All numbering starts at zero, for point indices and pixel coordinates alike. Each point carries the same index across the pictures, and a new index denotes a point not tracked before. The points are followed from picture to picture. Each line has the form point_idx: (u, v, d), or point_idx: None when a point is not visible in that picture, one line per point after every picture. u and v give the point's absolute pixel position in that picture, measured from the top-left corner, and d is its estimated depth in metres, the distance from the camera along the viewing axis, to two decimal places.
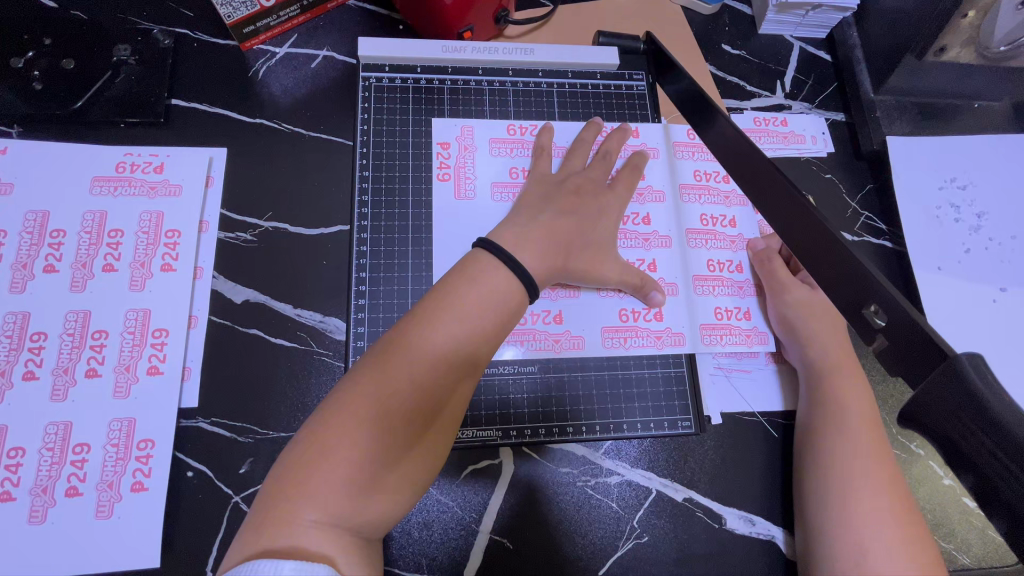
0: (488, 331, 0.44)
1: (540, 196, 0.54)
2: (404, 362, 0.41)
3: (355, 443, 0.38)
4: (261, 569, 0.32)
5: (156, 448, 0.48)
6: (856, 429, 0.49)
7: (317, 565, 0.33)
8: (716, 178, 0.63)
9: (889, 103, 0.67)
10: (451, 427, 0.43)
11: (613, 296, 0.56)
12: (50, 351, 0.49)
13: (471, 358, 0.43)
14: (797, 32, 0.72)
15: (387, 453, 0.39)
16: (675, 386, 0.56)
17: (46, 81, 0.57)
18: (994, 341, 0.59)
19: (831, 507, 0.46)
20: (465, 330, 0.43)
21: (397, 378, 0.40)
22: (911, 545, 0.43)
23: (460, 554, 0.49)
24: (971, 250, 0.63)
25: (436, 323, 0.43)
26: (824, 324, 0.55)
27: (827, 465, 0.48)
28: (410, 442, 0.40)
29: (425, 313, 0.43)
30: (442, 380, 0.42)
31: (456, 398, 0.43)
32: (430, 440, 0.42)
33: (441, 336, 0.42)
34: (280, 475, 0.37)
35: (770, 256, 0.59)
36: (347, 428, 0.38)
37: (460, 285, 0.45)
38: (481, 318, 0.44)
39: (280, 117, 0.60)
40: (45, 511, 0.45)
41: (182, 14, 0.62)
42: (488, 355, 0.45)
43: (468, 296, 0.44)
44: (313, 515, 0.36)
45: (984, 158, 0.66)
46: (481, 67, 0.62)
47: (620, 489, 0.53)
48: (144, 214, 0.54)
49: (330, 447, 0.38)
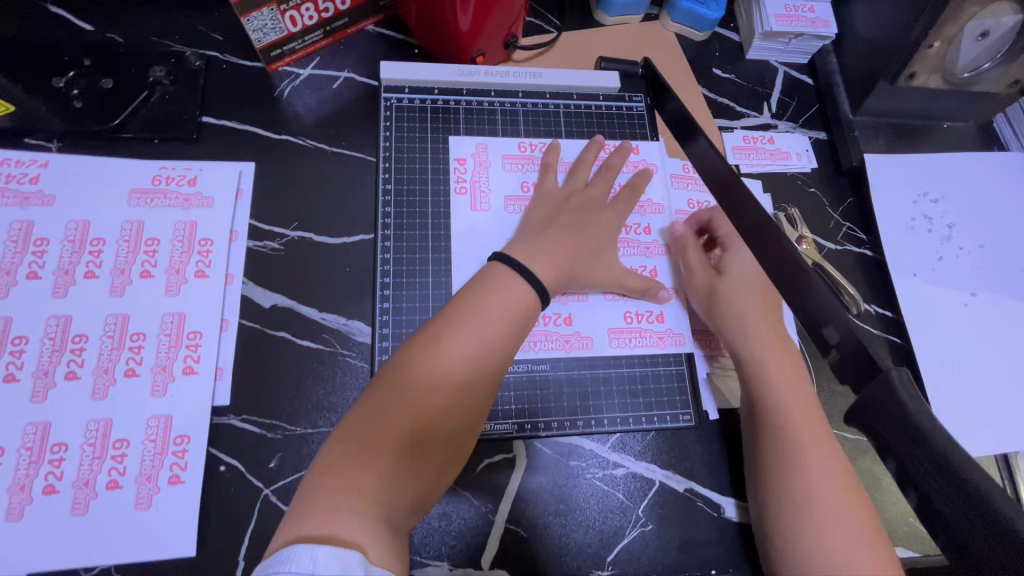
0: (509, 333, 0.49)
1: (551, 209, 0.59)
2: (433, 362, 0.46)
3: (391, 432, 0.43)
4: (300, 554, 0.35)
5: (191, 443, 0.51)
6: (774, 391, 0.53)
7: (349, 554, 0.35)
8: (708, 209, 0.68)
9: (866, 123, 0.73)
10: (473, 422, 0.47)
11: (619, 301, 0.61)
12: (91, 352, 0.52)
13: (491, 359, 0.48)
14: (782, 58, 0.78)
15: (416, 441, 0.43)
16: (677, 383, 0.60)
17: (86, 99, 0.60)
18: (965, 343, 0.65)
19: (752, 463, 0.53)
20: (486, 332, 0.48)
21: (427, 376, 0.45)
22: (848, 478, 0.48)
23: (475, 542, 0.53)
24: (944, 258, 0.68)
25: (459, 328, 0.47)
26: (750, 294, 0.59)
27: (778, 427, 0.51)
28: (438, 431, 0.44)
29: (450, 317, 0.48)
30: (465, 378, 0.46)
31: (478, 392, 0.47)
32: (454, 430, 0.46)
33: (465, 337, 0.47)
34: (326, 465, 0.42)
35: (685, 248, 0.63)
36: (383, 417, 0.43)
37: (481, 292, 0.50)
38: (500, 322, 0.48)
39: (305, 134, 0.64)
40: (87, 503, 0.48)
41: (213, 37, 0.66)
42: (508, 356, 0.49)
43: (489, 303, 0.49)
44: (354, 506, 0.39)
45: (953, 174, 0.72)
46: (493, 89, 0.67)
47: (625, 480, 0.56)
48: (178, 224, 0.57)
49: (368, 437, 0.42)
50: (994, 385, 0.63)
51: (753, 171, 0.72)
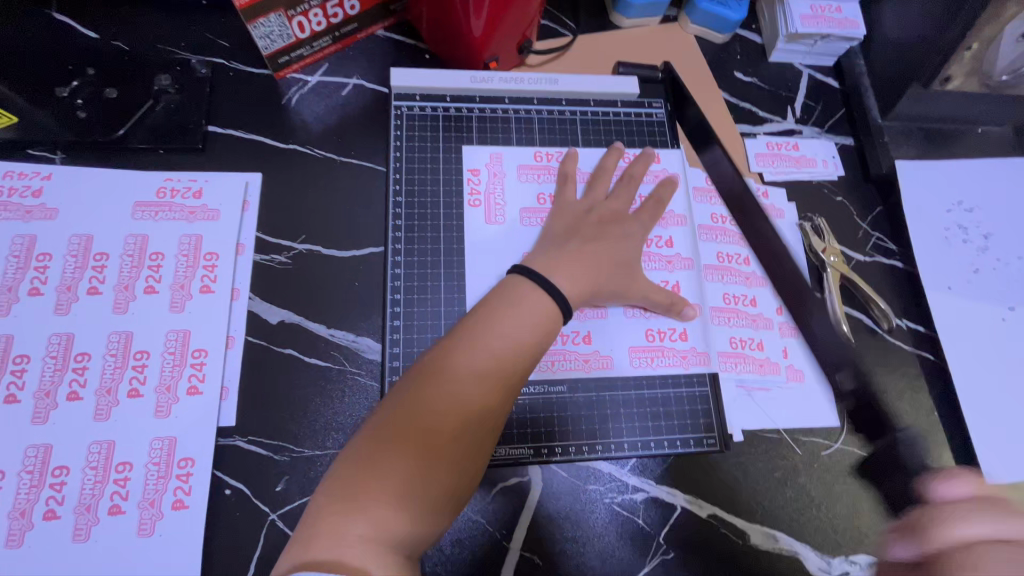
0: (526, 348, 0.46)
1: (568, 222, 0.56)
2: (446, 379, 0.44)
3: (408, 450, 0.41)
4: None
5: (196, 466, 0.49)
6: None
7: None
8: (733, 221, 0.65)
9: (896, 128, 0.70)
10: (493, 442, 0.44)
11: (640, 316, 0.58)
12: (93, 371, 0.50)
13: (507, 374, 0.45)
14: (806, 60, 0.75)
15: (431, 459, 0.41)
16: (699, 404, 0.57)
17: (90, 109, 0.59)
18: (1004, 362, 0.62)
19: None
20: (502, 346, 0.46)
21: (443, 391, 0.43)
22: None
23: (489, 569, 0.50)
24: (980, 271, 0.65)
25: (473, 343, 0.45)
26: None
27: None
28: (451, 451, 0.42)
29: (469, 329, 0.46)
30: (480, 395, 0.44)
31: (496, 410, 0.44)
32: (470, 450, 0.42)
33: (479, 351, 0.45)
34: (333, 490, 0.39)
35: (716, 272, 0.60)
36: (398, 432, 0.41)
37: (501, 303, 0.48)
38: (518, 337, 0.46)
39: (313, 143, 0.62)
40: (88, 529, 0.46)
41: (219, 44, 0.64)
42: (528, 372, 0.47)
43: (509, 316, 0.47)
44: (359, 531, 0.37)
45: (988, 181, 0.69)
46: (507, 96, 0.65)
47: (645, 506, 0.54)
48: (183, 238, 0.56)
49: (386, 452, 0.40)
50: None
51: (777, 179, 0.69)
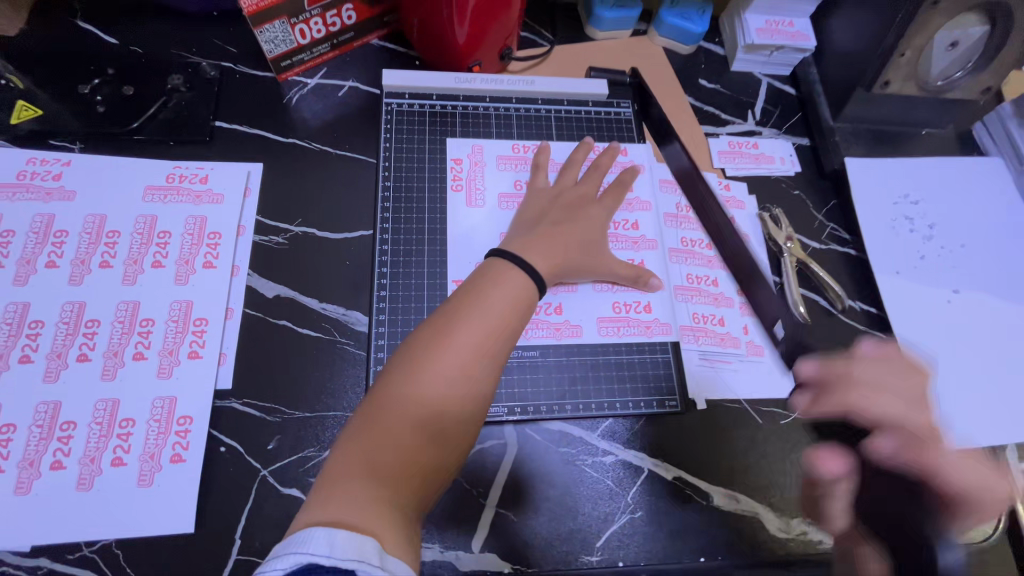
0: (510, 322, 0.51)
1: (542, 206, 0.62)
2: (438, 355, 0.48)
3: (406, 416, 0.45)
4: (318, 538, 0.37)
5: (194, 424, 0.53)
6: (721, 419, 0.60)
7: (365, 540, 0.38)
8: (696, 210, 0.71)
9: (847, 129, 0.77)
10: (483, 406, 0.49)
11: (608, 290, 0.63)
12: (102, 336, 0.55)
13: (494, 348, 0.50)
14: (764, 70, 0.82)
15: (426, 422, 0.46)
16: (662, 369, 0.62)
17: (108, 104, 0.65)
18: (950, 339, 0.66)
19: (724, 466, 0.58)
20: (488, 322, 0.50)
21: (435, 363, 0.48)
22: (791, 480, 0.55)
23: (466, 524, 0.53)
24: (926, 257, 0.71)
25: (461, 321, 0.50)
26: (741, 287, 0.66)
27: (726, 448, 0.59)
28: (447, 416, 0.47)
29: (456, 307, 0.51)
30: (469, 367, 0.48)
31: (485, 378, 0.49)
32: (463, 414, 0.47)
33: (468, 328, 0.49)
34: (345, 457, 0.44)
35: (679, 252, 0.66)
36: (396, 401, 0.46)
37: (484, 284, 0.52)
38: (502, 313, 0.51)
39: (311, 137, 0.68)
40: (92, 479, 0.50)
41: (227, 50, 0.71)
42: (512, 344, 0.52)
43: (493, 293, 0.52)
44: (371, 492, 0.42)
45: (933, 178, 0.75)
46: (488, 96, 0.71)
47: (614, 467, 0.57)
48: (189, 218, 0.61)
49: (387, 420, 0.45)
50: (980, 380, 0.64)
51: (739, 174, 0.74)
